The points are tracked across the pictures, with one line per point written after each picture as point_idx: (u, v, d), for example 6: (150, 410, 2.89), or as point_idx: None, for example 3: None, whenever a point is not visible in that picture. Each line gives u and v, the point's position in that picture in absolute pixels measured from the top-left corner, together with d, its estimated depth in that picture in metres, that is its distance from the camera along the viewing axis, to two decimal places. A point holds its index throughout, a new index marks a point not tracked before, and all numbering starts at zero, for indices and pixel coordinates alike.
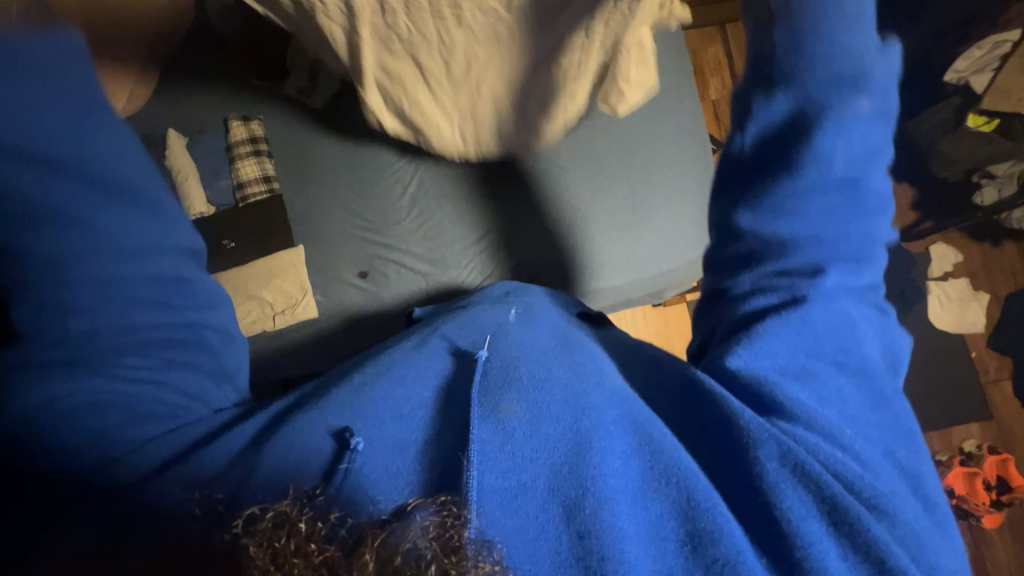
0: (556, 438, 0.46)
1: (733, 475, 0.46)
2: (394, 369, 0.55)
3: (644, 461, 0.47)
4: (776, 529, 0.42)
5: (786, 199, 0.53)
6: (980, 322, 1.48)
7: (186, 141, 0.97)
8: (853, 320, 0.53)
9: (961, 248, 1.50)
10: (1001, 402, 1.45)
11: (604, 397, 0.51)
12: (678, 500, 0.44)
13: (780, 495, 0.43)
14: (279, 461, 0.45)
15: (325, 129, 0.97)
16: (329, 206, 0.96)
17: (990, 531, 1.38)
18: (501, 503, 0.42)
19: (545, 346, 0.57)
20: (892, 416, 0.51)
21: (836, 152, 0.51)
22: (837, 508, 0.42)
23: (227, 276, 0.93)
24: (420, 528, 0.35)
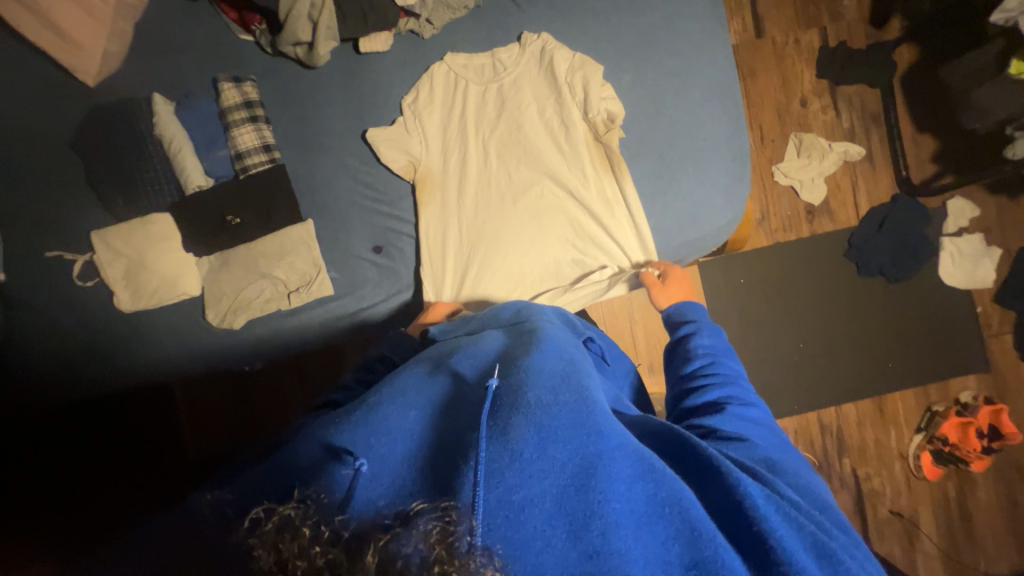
0: (563, 461, 0.43)
1: (724, 509, 0.46)
2: (397, 395, 0.54)
3: (647, 487, 0.44)
4: (767, 555, 0.42)
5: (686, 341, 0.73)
6: (990, 277, 1.47)
7: (174, 105, 0.89)
8: (757, 429, 0.59)
9: (978, 202, 1.48)
10: (1000, 354, 1.50)
11: (610, 421, 0.48)
12: (681, 528, 0.42)
13: (766, 520, 0.43)
14: (283, 477, 0.45)
15: (327, 90, 0.90)
16: (335, 176, 0.90)
17: (976, 473, 1.48)
18: (507, 518, 0.39)
19: (552, 367, 0.54)
20: (815, 497, 0.51)
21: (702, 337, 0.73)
22: (813, 542, 0.44)
23: (236, 254, 0.89)
24: (421, 541, 0.35)
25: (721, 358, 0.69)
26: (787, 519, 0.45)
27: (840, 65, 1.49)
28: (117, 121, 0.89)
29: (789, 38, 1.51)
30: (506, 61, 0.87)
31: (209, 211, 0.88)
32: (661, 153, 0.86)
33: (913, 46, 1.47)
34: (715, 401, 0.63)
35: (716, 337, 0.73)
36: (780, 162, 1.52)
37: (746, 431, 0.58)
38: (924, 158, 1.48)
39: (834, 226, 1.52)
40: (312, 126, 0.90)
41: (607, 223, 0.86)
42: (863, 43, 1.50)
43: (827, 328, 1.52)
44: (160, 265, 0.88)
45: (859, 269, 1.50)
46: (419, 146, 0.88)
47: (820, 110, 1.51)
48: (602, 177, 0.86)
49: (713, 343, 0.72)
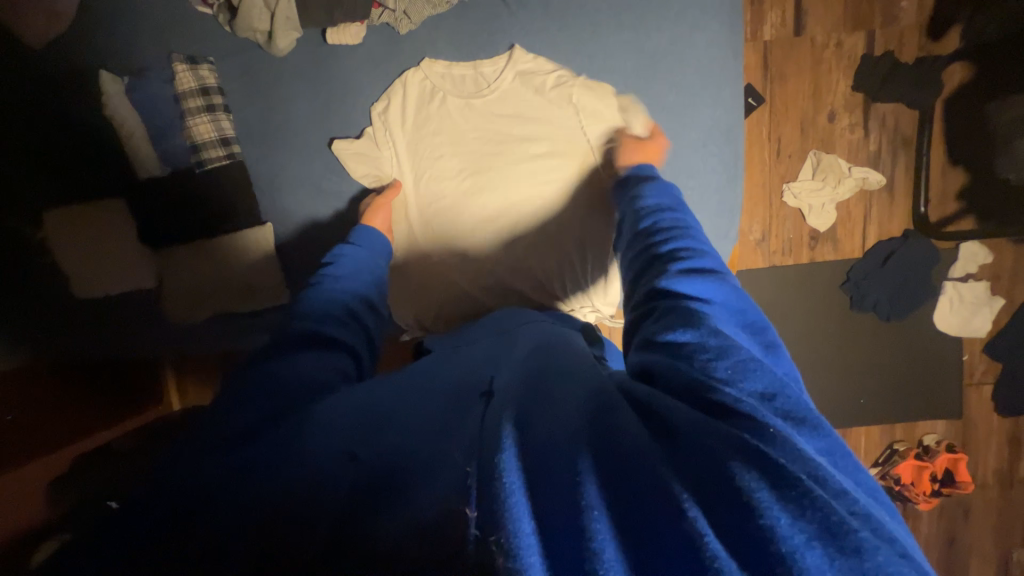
0: (545, 439, 0.43)
1: (682, 448, 0.40)
2: (381, 393, 0.55)
3: (615, 445, 0.41)
4: (722, 492, 0.36)
5: (638, 211, 0.70)
6: (985, 327, 1.42)
7: (124, 84, 0.81)
8: (704, 296, 0.53)
9: (994, 248, 1.39)
10: (975, 403, 1.48)
11: (591, 402, 0.46)
12: (651, 487, 0.38)
13: (725, 458, 0.38)
14: (277, 468, 0.45)
15: (294, 81, 0.82)
16: (301, 182, 0.87)
17: (922, 510, 1.52)
18: (502, 490, 0.38)
19: (546, 366, 0.55)
20: (780, 385, 0.44)
21: (654, 205, 0.69)
22: (777, 469, 0.36)
23: (189, 253, 0.86)
24: (429, 521, 0.38)
25: (671, 223, 0.65)
26: (751, 457, 0.38)
27: (880, 79, 1.34)
28: (67, 94, 0.82)
29: (829, 41, 1.35)
30: (490, 74, 0.81)
31: (164, 205, 0.84)
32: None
33: (966, 65, 1.31)
34: (660, 275, 0.59)
35: (668, 197, 0.69)
36: (793, 181, 1.41)
37: (695, 287, 0.55)
38: (947, 193, 1.38)
39: (837, 255, 1.45)
40: (277, 121, 0.84)
41: (578, 265, 0.86)
42: (912, 56, 1.34)
43: (807, 357, 1.50)
44: (119, 255, 0.86)
45: (852, 303, 1.45)
46: (389, 162, 0.85)
47: (847, 128, 1.38)
48: (586, 219, 0.84)
49: (664, 205, 0.69)
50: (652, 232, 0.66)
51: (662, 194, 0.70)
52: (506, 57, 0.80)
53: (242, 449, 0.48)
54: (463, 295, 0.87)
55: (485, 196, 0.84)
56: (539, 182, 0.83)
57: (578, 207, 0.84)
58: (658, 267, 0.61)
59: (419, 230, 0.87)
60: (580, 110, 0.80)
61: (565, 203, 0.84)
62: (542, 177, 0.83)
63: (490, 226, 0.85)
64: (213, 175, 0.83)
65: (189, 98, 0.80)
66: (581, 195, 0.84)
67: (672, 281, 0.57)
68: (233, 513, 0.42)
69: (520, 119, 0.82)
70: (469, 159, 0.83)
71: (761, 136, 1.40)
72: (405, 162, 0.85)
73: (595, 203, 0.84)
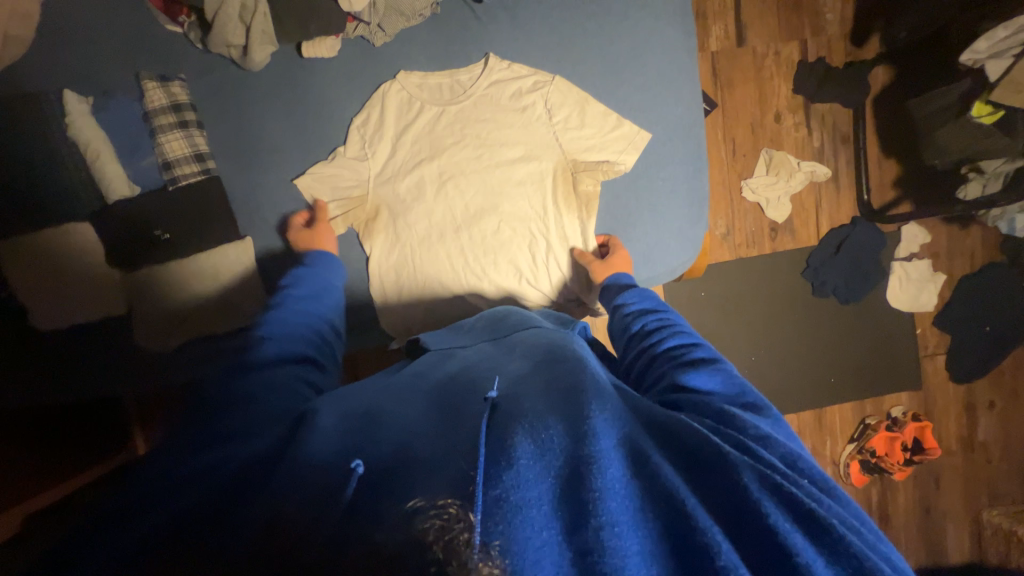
0: (557, 466, 0.44)
1: (718, 491, 0.45)
2: (379, 415, 0.54)
3: (645, 482, 0.44)
4: (766, 535, 0.41)
5: (629, 306, 0.77)
6: (932, 302, 1.55)
7: (90, 104, 0.79)
8: (710, 382, 0.59)
9: (930, 229, 1.53)
10: (932, 373, 1.59)
11: (605, 424, 0.48)
12: (678, 517, 0.42)
13: (760, 502, 0.42)
14: (272, 489, 0.46)
15: (269, 95, 0.82)
16: (279, 194, 0.85)
17: (897, 480, 1.60)
18: (505, 516, 0.38)
19: (549, 377, 0.56)
20: (790, 456, 0.50)
21: (638, 302, 0.76)
22: (810, 517, 0.42)
23: (164, 273, 0.83)
24: (423, 535, 0.37)
25: (660, 319, 0.72)
26: (782, 500, 0.43)
27: (816, 82, 1.47)
28: (19, 116, 0.78)
29: (769, 50, 1.48)
30: (466, 82, 0.85)
31: (135, 225, 0.81)
32: (616, 187, 0.86)
33: (888, 67, 1.46)
34: (664, 365, 0.64)
35: (651, 300, 0.78)
36: (749, 177, 1.51)
37: (700, 374, 0.61)
38: (885, 182, 1.51)
39: (795, 244, 1.55)
40: (252, 134, 0.83)
41: (563, 259, 0.88)
42: (842, 61, 1.48)
43: (778, 342, 1.58)
44: (83, 280, 0.82)
45: (813, 288, 1.55)
46: (370, 167, 0.86)
47: (793, 127, 1.50)
48: (568, 214, 0.87)
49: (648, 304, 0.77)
50: (651, 329, 0.71)
51: (645, 294, 0.78)
52: (482, 65, 0.84)
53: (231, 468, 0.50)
54: (452, 293, 0.88)
55: (465, 199, 0.86)
56: (520, 182, 0.86)
57: (558, 202, 0.87)
58: (660, 357, 0.66)
59: (404, 234, 0.87)
60: (552, 111, 0.85)
61: (546, 200, 0.87)
62: (522, 176, 0.86)
63: (475, 226, 0.87)
64: (185, 191, 0.81)
65: (161, 115, 0.79)
66: (562, 190, 0.87)
67: (678, 370, 0.62)
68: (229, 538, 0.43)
69: (496, 125, 0.86)
70: (452, 161, 0.86)
71: (717, 138, 1.50)
72: (386, 166, 0.86)
73: (575, 196, 0.87)
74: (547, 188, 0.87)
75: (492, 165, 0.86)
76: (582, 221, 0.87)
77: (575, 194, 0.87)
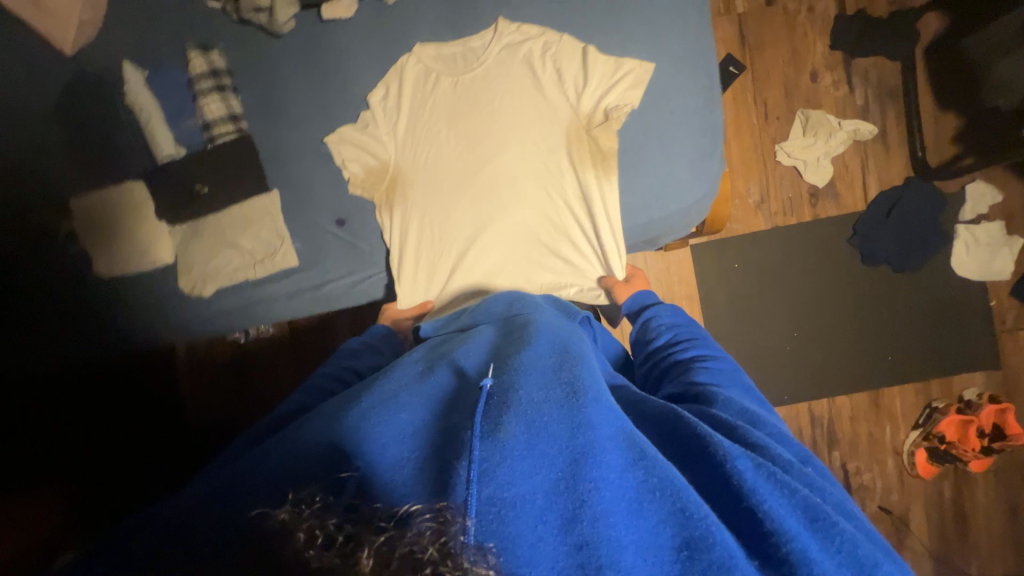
0: (554, 456, 0.48)
1: (715, 488, 0.51)
2: (396, 397, 0.60)
3: (639, 474, 0.49)
4: (755, 524, 0.47)
5: (660, 313, 0.86)
6: (1008, 269, 1.38)
7: (146, 75, 0.90)
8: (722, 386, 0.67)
9: (1002, 188, 1.37)
10: (1013, 351, 1.41)
11: (598, 420, 0.53)
12: (675, 510, 0.46)
13: (756, 496, 0.48)
14: (267, 493, 0.46)
15: (292, 59, 0.89)
16: (301, 150, 0.90)
17: (975, 473, 1.41)
18: (498, 513, 0.41)
19: (544, 371, 0.61)
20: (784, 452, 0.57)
21: (664, 313, 0.86)
22: (802, 508, 0.48)
23: (204, 224, 0.91)
24: (415, 535, 0.36)
25: (684, 330, 0.82)
26: (779, 491, 0.50)
27: (856, 36, 1.38)
28: (91, 89, 0.91)
29: (801, 7, 1.41)
30: (478, 48, 0.89)
31: (180, 180, 0.90)
32: (630, 146, 0.84)
33: (939, 14, 1.35)
34: (684, 367, 0.73)
35: (681, 318, 0.85)
36: (785, 140, 1.43)
37: (715, 379, 0.68)
38: (944, 138, 1.38)
39: (840, 210, 1.44)
40: (278, 95, 0.90)
41: (575, 219, 0.89)
42: (885, 11, 1.38)
43: (824, 318, 1.46)
44: (133, 233, 0.91)
45: (863, 256, 1.43)
46: (382, 122, 0.89)
47: (831, 85, 1.41)
48: (582, 172, 0.85)
49: (673, 324, 0.83)
50: (676, 337, 0.81)
51: (673, 312, 0.87)
52: (493, 30, 0.88)
53: (231, 480, 0.50)
54: (466, 253, 0.91)
55: (485, 172, 0.88)
56: (531, 146, 0.87)
57: (570, 162, 0.87)
58: (681, 360, 0.75)
59: (418, 195, 0.91)
60: (562, 70, 0.86)
61: (557, 164, 0.87)
62: (533, 141, 0.87)
63: (488, 189, 0.89)
64: (221, 150, 0.89)
65: (202, 80, 0.88)
66: (573, 151, 0.86)
67: (699, 372, 0.70)
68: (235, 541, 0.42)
69: (509, 91, 0.87)
70: (459, 122, 0.89)
71: (748, 102, 1.44)
72: (398, 119, 0.90)
73: (586, 152, 0.85)
74: (562, 150, 0.87)
75: (502, 129, 0.87)
76: (597, 175, 0.85)
77: (584, 151, 0.86)
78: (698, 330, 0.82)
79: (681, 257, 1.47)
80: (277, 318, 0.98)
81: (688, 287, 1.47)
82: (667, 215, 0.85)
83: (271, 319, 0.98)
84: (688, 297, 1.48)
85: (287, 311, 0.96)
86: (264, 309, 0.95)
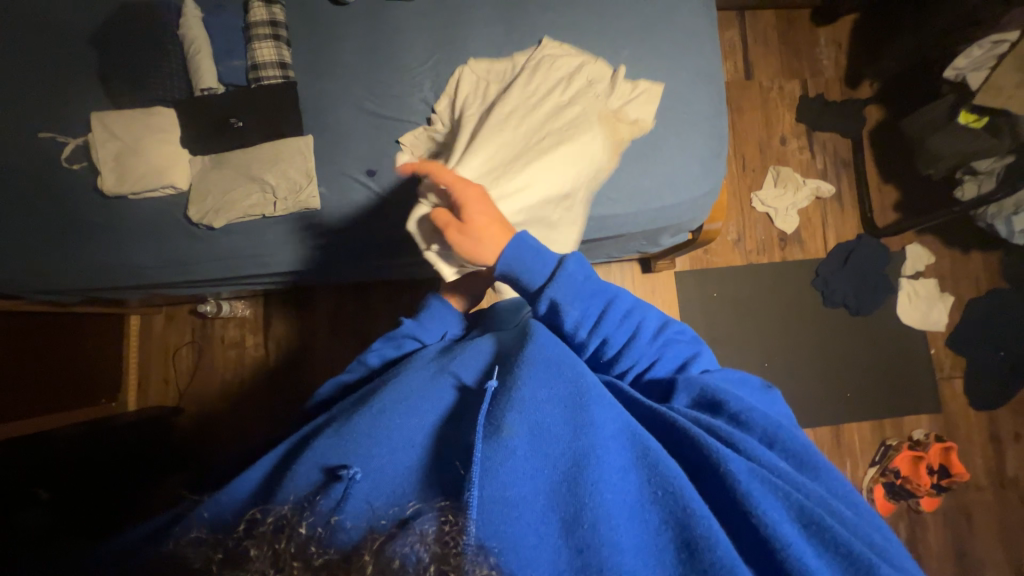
0: (555, 457, 0.50)
1: (716, 492, 0.49)
2: (406, 399, 0.59)
3: (642, 475, 0.50)
4: (757, 537, 0.45)
5: (558, 299, 0.65)
6: (942, 321, 1.56)
7: (203, 16, 0.95)
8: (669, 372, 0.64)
9: (934, 251, 1.60)
10: (950, 398, 1.55)
11: (602, 422, 0.53)
12: (676, 511, 0.46)
13: (754, 502, 0.46)
14: (276, 495, 0.48)
15: (350, 26, 0.97)
16: (341, 103, 0.95)
17: (926, 514, 1.48)
18: (502, 515, 0.44)
19: (545, 365, 0.59)
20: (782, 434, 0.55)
21: (563, 300, 0.65)
22: (810, 518, 0.46)
23: (232, 156, 0.92)
24: (421, 537, 0.38)
25: (598, 315, 0.66)
26: (786, 503, 0.47)
27: (816, 113, 1.65)
28: (145, 18, 0.94)
29: (773, 85, 1.68)
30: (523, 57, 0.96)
31: (215, 112, 0.92)
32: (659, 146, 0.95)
33: (880, 106, 1.64)
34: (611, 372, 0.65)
35: (591, 299, 0.66)
36: (759, 190, 1.63)
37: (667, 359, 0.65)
38: (887, 205, 1.62)
39: (804, 256, 1.61)
40: (330, 53, 0.96)
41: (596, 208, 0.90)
42: (838, 97, 1.67)
43: (792, 353, 1.57)
44: (150, 155, 0.89)
45: (824, 298, 1.58)
46: (428, 91, 0.96)
47: (797, 150, 1.65)
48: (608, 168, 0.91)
49: (581, 314, 0.66)
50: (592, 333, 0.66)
51: (579, 291, 0.66)
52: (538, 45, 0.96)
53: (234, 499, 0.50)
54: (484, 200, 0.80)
55: (556, 150, 0.84)
56: (575, 126, 0.88)
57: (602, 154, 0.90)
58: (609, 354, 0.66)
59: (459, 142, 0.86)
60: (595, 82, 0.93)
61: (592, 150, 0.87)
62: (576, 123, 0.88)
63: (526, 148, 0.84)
64: (264, 91, 0.92)
65: (259, 26, 0.94)
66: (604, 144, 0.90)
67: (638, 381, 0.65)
68: (224, 530, 0.42)
69: (552, 94, 0.90)
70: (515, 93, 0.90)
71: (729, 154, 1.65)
72: (441, 90, 0.95)
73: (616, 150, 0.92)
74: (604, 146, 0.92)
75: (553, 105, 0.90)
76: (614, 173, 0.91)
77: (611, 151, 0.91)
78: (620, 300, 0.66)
79: (665, 282, 1.57)
80: (283, 265, 0.97)
81: (671, 310, 1.57)
82: (676, 204, 0.95)
83: (275, 264, 0.97)
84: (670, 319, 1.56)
85: (294, 258, 0.96)
86: (271, 254, 0.95)
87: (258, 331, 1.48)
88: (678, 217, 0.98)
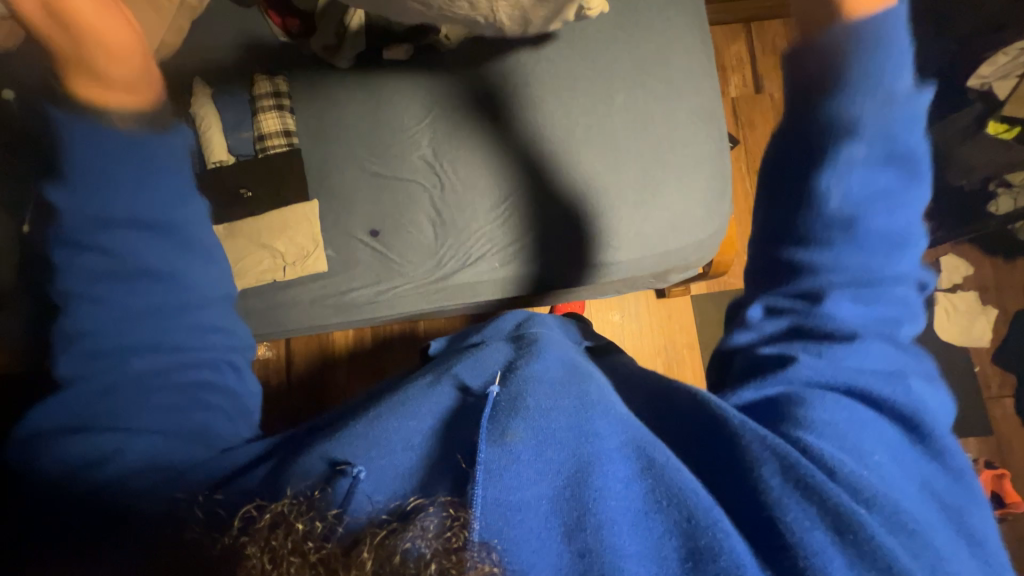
0: (558, 462, 0.47)
1: (738, 498, 0.44)
2: (407, 403, 0.56)
3: (646, 482, 0.45)
4: (773, 547, 0.41)
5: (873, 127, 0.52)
6: (986, 336, 1.46)
7: (211, 91, 1.01)
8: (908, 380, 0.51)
9: (972, 261, 1.49)
10: (1001, 418, 1.44)
11: (612, 430, 0.50)
12: (679, 519, 0.43)
13: (782, 509, 0.41)
14: (282, 487, 0.46)
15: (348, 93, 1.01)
16: (343, 166, 1.00)
17: None
18: (505, 515, 0.42)
19: (553, 375, 0.57)
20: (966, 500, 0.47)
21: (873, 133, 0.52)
22: (840, 518, 0.40)
23: (243, 225, 0.97)
24: (423, 529, 0.37)
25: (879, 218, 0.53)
26: (816, 507, 0.41)
27: None
28: None
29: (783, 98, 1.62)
30: None
31: (227, 180, 0.97)
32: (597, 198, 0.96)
33: None
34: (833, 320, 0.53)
35: (888, 166, 0.53)
36: None
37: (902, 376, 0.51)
38: None
39: None
40: (332, 121, 1.01)
41: None
42: None
43: None
44: None
45: None
46: (427, 149, 0.99)
47: None
48: None
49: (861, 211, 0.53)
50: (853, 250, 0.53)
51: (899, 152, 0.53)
52: None
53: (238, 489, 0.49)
54: None
55: None
56: None
57: None
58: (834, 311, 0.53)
59: None
60: None
61: None
62: None
63: None
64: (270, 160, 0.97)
65: (263, 101, 0.99)
66: None
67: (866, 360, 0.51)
68: (220, 531, 0.41)
69: None
70: None
71: (740, 171, 1.61)
72: (439, 150, 0.99)
73: None
74: None
75: None
76: None
77: None
78: (921, 194, 0.55)
79: (681, 306, 1.54)
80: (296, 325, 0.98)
81: (689, 335, 1.53)
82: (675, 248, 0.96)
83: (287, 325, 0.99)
84: (689, 344, 1.52)
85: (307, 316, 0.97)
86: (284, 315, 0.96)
87: (281, 371, 1.52)
88: (682, 257, 0.98)
